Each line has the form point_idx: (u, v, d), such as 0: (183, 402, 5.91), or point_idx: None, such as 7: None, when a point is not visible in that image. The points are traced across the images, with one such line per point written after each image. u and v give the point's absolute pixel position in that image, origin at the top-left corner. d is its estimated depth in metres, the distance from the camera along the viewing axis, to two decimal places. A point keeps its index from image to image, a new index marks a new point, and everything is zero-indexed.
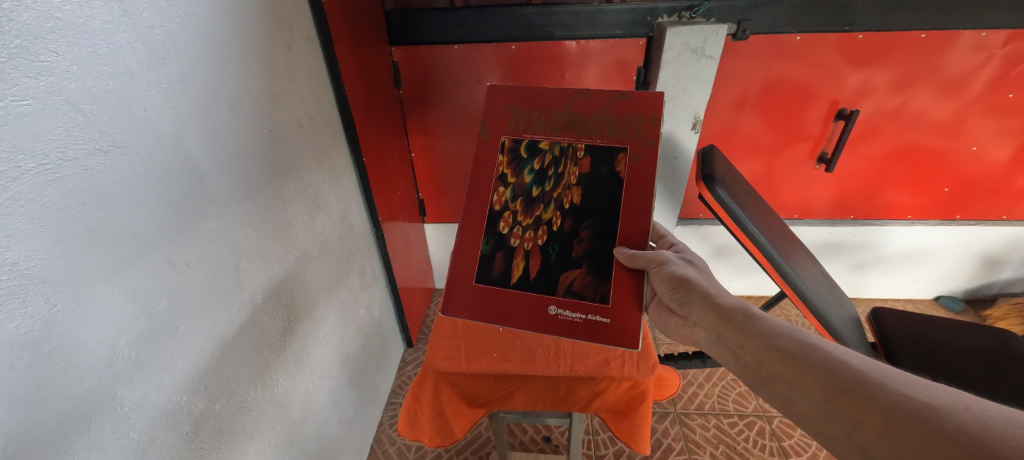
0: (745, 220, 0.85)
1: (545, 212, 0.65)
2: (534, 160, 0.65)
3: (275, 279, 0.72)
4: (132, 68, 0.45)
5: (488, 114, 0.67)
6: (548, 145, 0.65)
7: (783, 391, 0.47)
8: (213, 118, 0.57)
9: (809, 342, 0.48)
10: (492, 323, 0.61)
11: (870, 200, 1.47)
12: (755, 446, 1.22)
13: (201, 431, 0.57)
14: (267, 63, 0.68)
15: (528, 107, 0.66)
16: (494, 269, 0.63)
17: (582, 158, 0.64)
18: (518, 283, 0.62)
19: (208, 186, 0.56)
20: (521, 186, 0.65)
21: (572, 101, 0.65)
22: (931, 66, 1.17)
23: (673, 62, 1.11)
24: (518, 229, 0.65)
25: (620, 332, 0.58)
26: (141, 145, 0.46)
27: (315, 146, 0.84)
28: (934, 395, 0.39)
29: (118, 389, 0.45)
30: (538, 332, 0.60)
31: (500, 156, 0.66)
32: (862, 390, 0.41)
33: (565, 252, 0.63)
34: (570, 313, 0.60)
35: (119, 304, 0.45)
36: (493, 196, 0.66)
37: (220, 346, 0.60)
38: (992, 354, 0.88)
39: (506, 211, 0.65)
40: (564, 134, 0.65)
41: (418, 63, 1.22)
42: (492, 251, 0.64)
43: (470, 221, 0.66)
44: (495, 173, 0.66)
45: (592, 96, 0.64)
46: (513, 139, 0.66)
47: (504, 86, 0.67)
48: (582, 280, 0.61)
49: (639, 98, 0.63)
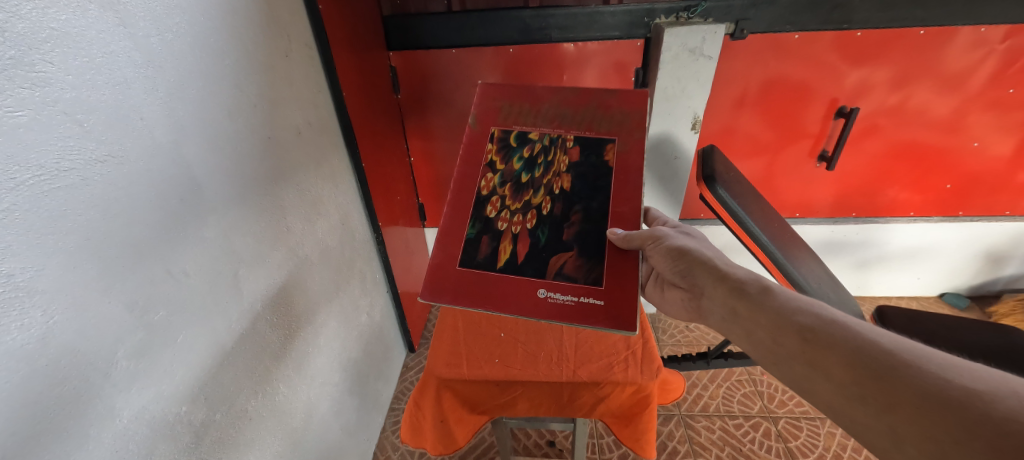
0: (746, 219, 0.84)
1: (534, 197, 0.64)
2: (523, 149, 0.65)
3: (273, 286, 0.71)
4: (128, 77, 0.45)
5: (479, 108, 0.68)
6: (537, 135, 0.66)
7: (807, 373, 0.46)
8: (212, 126, 0.57)
9: (832, 323, 0.46)
10: (478, 306, 0.59)
11: (873, 197, 1.47)
12: (761, 448, 1.21)
13: (201, 441, 0.56)
14: (265, 70, 0.68)
15: (519, 100, 0.67)
16: (481, 253, 0.61)
17: (572, 147, 0.64)
18: (505, 267, 0.60)
19: (206, 194, 0.56)
20: (510, 172, 0.65)
21: (560, 97, 0.66)
22: (931, 63, 1.17)
23: (671, 63, 1.10)
24: (506, 212, 0.64)
25: (611, 317, 0.56)
26: (137, 154, 0.46)
27: (315, 152, 0.84)
28: (966, 379, 0.38)
29: (116, 400, 0.45)
30: (523, 316, 0.57)
31: (489, 145, 0.66)
32: (892, 372, 0.40)
33: (556, 235, 0.62)
34: (559, 295, 0.58)
35: (116, 315, 0.44)
36: (480, 182, 0.65)
37: (220, 355, 0.59)
38: (1001, 350, 0.87)
39: (495, 196, 0.65)
40: (553, 126, 0.66)
41: (416, 67, 1.22)
42: (479, 234, 0.63)
43: (458, 207, 0.65)
44: (483, 161, 0.66)
45: (579, 93, 0.66)
46: (503, 130, 0.66)
47: (494, 84, 0.68)
48: (573, 263, 0.59)
49: (626, 95, 0.64)
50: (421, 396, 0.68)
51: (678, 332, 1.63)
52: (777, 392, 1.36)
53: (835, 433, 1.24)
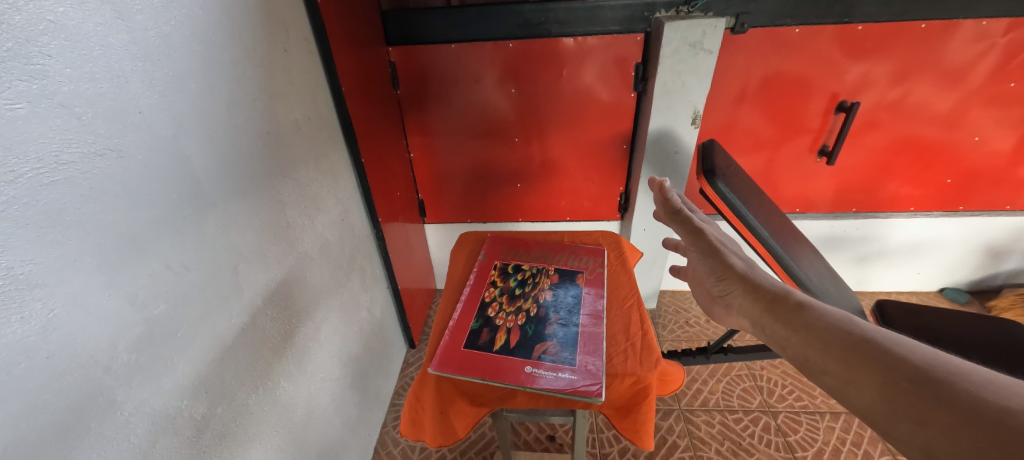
0: (745, 213, 0.83)
1: (525, 303, 0.71)
2: (518, 273, 0.79)
3: (274, 281, 0.71)
4: (126, 70, 0.45)
5: (489, 249, 0.86)
6: (528, 267, 0.81)
7: (833, 385, 0.41)
8: (211, 121, 0.57)
9: (862, 333, 0.41)
10: (468, 374, 0.59)
11: (873, 193, 1.46)
12: (761, 442, 1.21)
13: (203, 435, 0.56)
14: (263, 65, 0.68)
15: (514, 247, 0.87)
16: (481, 339, 0.65)
17: (554, 274, 0.78)
18: (500, 350, 0.63)
19: (206, 188, 0.56)
20: (506, 287, 0.75)
21: (546, 247, 0.87)
22: (932, 56, 1.16)
23: (671, 57, 1.09)
24: (502, 312, 0.70)
25: (590, 383, 0.56)
26: (136, 147, 0.46)
27: (314, 148, 0.84)
28: (1019, 390, 0.31)
29: (117, 393, 0.45)
30: (508, 384, 0.57)
31: (492, 272, 0.80)
32: (924, 385, 0.35)
33: (542, 330, 0.66)
34: (542, 371, 0.59)
35: (116, 308, 0.44)
36: (485, 292, 0.75)
37: (220, 350, 0.59)
38: (1001, 344, 0.87)
39: (494, 301, 0.72)
40: (540, 262, 0.82)
41: (415, 63, 1.21)
42: (480, 327, 0.67)
43: (465, 311, 0.71)
44: (487, 280, 0.77)
45: (559, 246, 0.86)
46: (503, 262, 0.82)
47: (499, 236, 0.90)
48: (555, 349, 0.62)
49: (592, 250, 0.85)
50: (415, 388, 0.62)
51: (678, 328, 1.63)
52: (776, 387, 1.36)
53: (834, 427, 1.25)
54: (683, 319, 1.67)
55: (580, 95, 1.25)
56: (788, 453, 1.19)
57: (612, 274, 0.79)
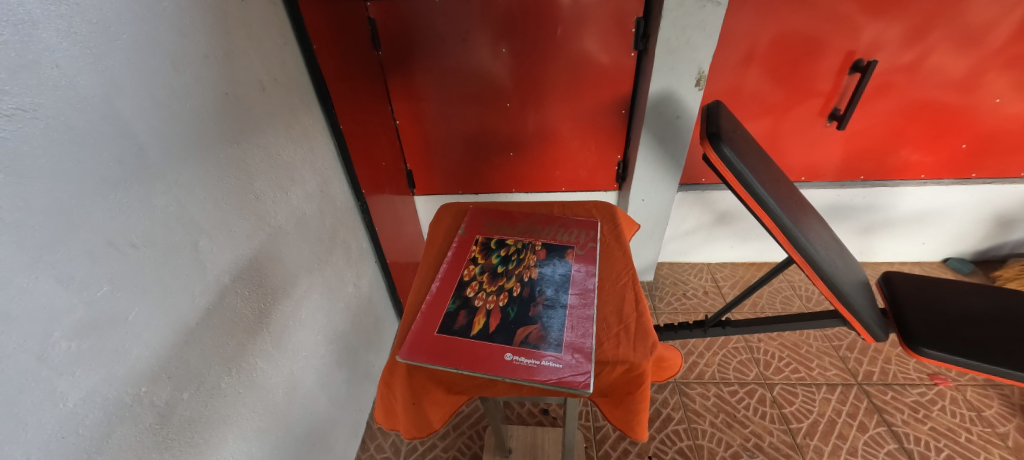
0: (751, 181, 0.77)
1: (508, 283, 0.67)
2: (501, 249, 0.74)
3: (243, 258, 0.66)
4: (36, 17, 0.38)
5: (471, 222, 0.81)
6: (513, 241, 0.76)
7: None
8: (151, 80, 0.50)
9: None
10: (442, 364, 0.55)
11: (882, 160, 1.40)
12: (756, 414, 1.21)
13: (167, 422, 0.53)
14: (215, 17, 0.60)
15: (499, 220, 0.81)
16: (457, 323, 0.60)
17: (540, 250, 0.73)
18: (477, 336, 0.58)
19: (152, 158, 0.50)
20: (488, 265, 0.71)
21: (534, 219, 0.81)
22: (960, 12, 1.07)
23: (675, 10, 0.99)
24: (482, 292, 0.65)
25: (574, 373, 0.53)
26: (57, 108, 0.40)
27: (283, 113, 0.77)
28: None
29: (58, 384, 0.41)
30: (487, 374, 0.53)
31: (474, 247, 0.75)
32: None
33: (525, 312, 0.61)
34: (524, 359, 0.55)
35: (47, 292, 0.40)
36: (463, 270, 0.70)
37: (183, 333, 0.55)
38: (1009, 318, 0.84)
39: (473, 280, 0.68)
40: (527, 236, 0.77)
41: (397, 20, 1.11)
42: (457, 308, 0.63)
43: (440, 290, 0.66)
44: (467, 257, 0.73)
45: (548, 219, 0.81)
46: (486, 236, 0.77)
47: (483, 208, 0.84)
48: (539, 333, 0.58)
49: (583, 222, 0.80)
50: (389, 376, 0.59)
51: (675, 300, 1.61)
52: (773, 359, 1.35)
53: (829, 399, 1.24)
54: (681, 291, 1.64)
55: (576, 56, 1.16)
56: (783, 424, 1.19)
57: (604, 249, 0.75)
